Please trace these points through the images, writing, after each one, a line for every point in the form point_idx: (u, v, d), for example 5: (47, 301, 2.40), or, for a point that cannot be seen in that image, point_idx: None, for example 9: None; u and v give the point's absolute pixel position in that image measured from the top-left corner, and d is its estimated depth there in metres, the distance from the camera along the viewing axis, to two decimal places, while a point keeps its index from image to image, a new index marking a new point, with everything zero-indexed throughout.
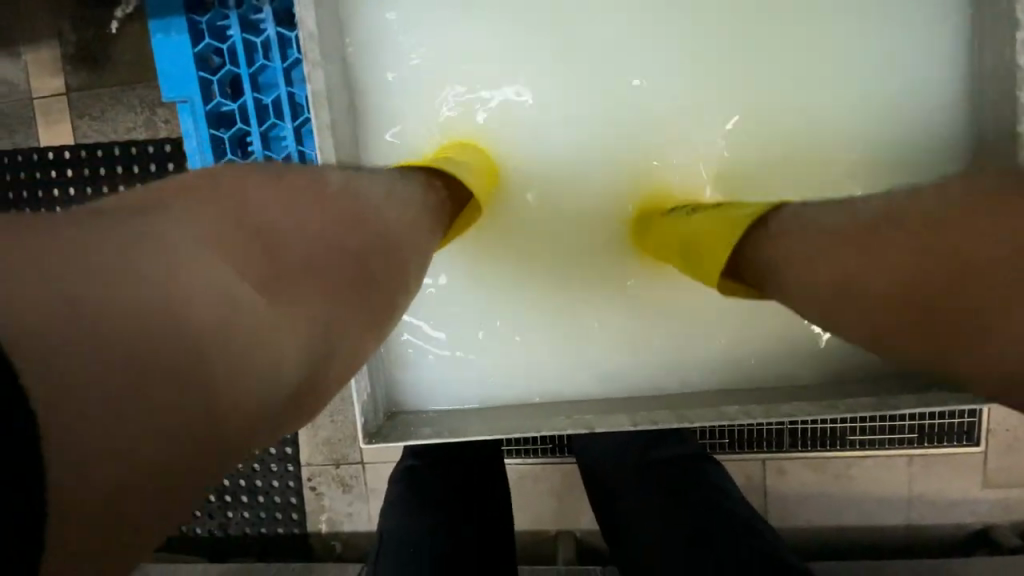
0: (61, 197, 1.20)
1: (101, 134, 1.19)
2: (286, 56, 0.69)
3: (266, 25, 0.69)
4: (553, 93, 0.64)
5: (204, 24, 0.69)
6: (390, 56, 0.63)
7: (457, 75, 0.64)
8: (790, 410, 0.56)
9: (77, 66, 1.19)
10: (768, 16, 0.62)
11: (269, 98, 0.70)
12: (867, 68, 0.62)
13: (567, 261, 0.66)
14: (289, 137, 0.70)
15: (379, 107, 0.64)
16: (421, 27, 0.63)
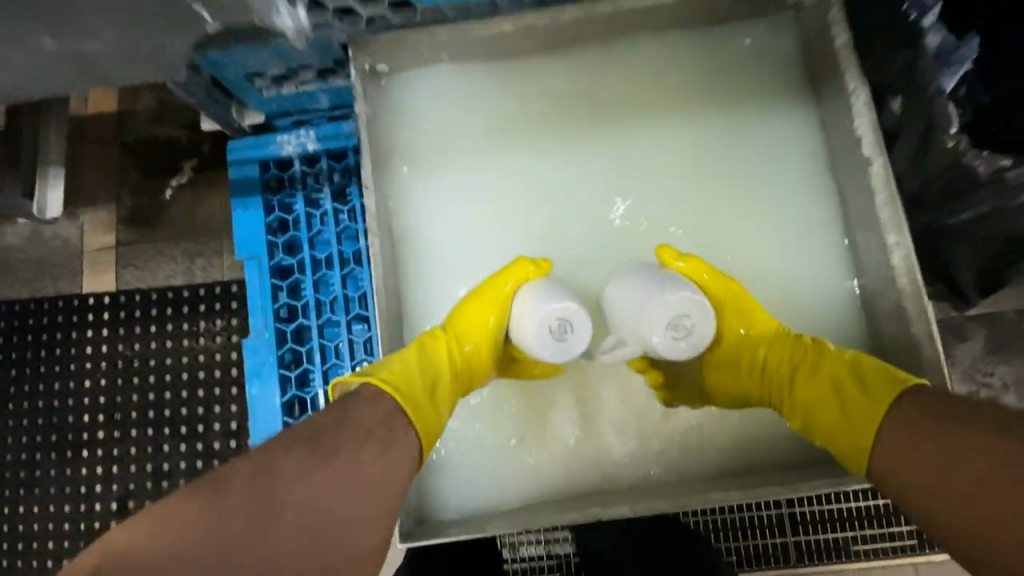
0: (94, 336, 1.33)
1: (141, 280, 1.36)
2: (338, 222, 0.89)
3: (324, 201, 0.90)
4: (552, 242, 0.79)
5: (276, 201, 0.90)
6: (424, 219, 0.80)
7: (478, 231, 0.80)
8: (765, 493, 0.65)
9: (130, 225, 1.40)
10: (709, 191, 0.78)
11: (322, 254, 0.89)
12: (794, 217, 0.78)
13: (570, 372, 0.78)
14: (337, 282, 0.88)
15: (411, 274, 0.80)
16: (447, 197, 0.80)
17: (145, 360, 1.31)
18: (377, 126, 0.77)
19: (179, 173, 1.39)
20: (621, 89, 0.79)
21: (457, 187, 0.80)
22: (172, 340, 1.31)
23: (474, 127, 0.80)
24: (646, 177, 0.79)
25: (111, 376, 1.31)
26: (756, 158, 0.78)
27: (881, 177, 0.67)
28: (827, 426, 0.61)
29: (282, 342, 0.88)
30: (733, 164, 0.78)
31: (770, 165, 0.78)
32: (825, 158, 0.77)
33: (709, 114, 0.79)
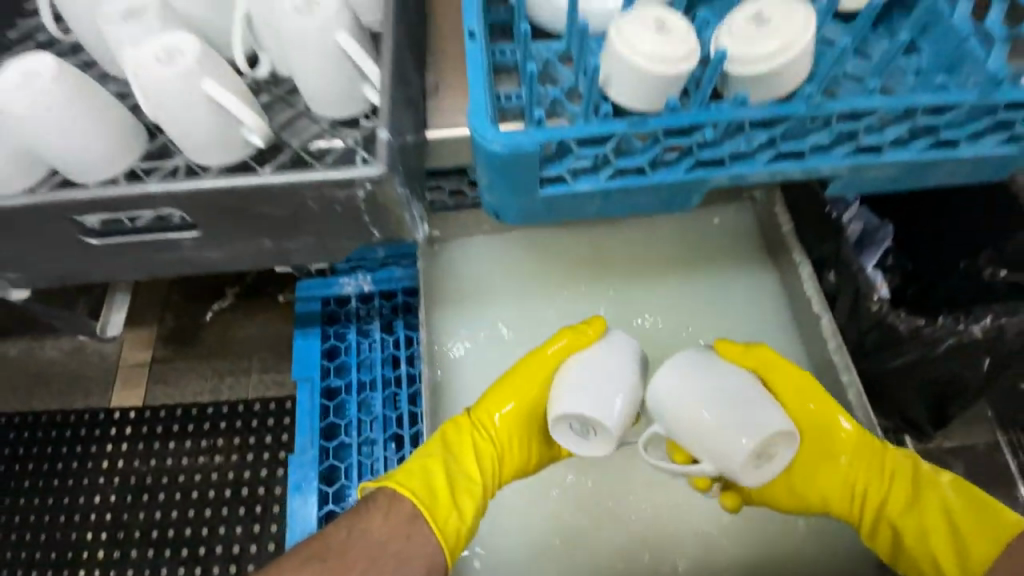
0: (112, 450, 1.39)
1: (170, 397, 1.45)
2: (384, 351, 1.06)
3: (373, 332, 1.07)
4: None
5: (331, 332, 1.07)
6: (461, 354, 0.95)
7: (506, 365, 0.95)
8: None
9: (167, 343, 1.51)
10: (695, 335, 0.95)
11: (367, 377, 1.04)
12: None
13: (587, 493, 0.87)
14: (378, 403, 1.01)
15: (451, 399, 0.93)
16: (480, 336, 0.96)
17: (158, 477, 1.36)
18: (429, 278, 0.97)
19: (221, 297, 1.53)
20: (621, 252, 1.00)
21: (490, 327, 0.96)
22: (190, 456, 1.38)
23: (505, 280, 0.99)
24: (643, 322, 0.96)
25: (121, 493, 1.35)
26: (733, 312, 0.96)
27: (829, 334, 0.87)
28: (913, 552, 0.72)
29: (325, 457, 0.98)
30: (715, 316, 0.96)
31: (745, 318, 0.96)
32: (788, 313, 0.96)
33: (692, 275, 0.99)
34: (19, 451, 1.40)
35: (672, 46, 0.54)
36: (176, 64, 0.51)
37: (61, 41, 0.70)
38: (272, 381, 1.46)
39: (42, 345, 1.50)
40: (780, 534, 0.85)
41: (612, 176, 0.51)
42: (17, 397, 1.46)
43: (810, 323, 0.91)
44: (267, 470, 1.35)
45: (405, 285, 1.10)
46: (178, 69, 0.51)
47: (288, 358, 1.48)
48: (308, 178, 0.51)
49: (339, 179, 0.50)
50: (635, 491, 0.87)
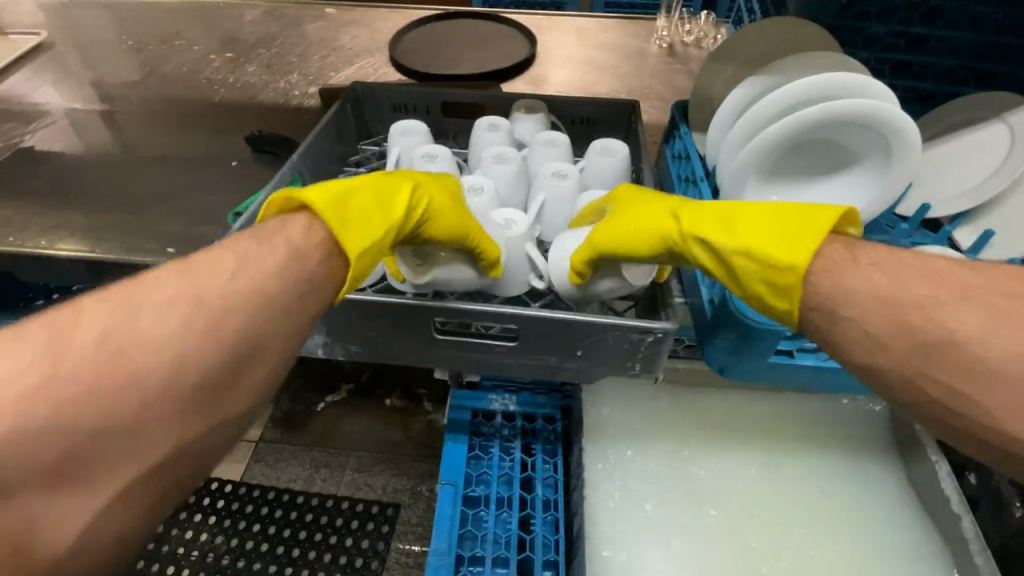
0: (199, 522, 1.44)
1: (268, 477, 1.54)
2: (525, 471, 1.15)
3: (516, 452, 1.17)
4: (708, 532, 0.98)
5: (477, 442, 1.19)
6: (604, 485, 1.03)
7: (647, 506, 1.01)
8: None
9: (280, 425, 1.64)
10: (826, 513, 1.00)
11: (506, 494, 1.12)
12: (901, 561, 0.95)
13: None
14: (514, 522, 1.07)
15: (597, 534, 0.98)
16: (623, 471, 1.04)
17: (234, 559, 1.38)
18: (591, 412, 1.10)
19: (335, 393, 1.70)
20: (759, 421, 1.10)
21: (633, 463, 1.05)
22: (270, 541, 1.40)
23: (650, 423, 1.10)
24: (775, 492, 1.02)
25: (197, 569, 1.37)
26: (862, 502, 1.01)
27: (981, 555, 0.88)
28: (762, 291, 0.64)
29: (457, 566, 1.03)
30: (848, 502, 1.01)
31: (877, 511, 1.00)
32: (917, 518, 0.99)
33: (821, 454, 1.06)
34: None
35: None
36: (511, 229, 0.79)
37: None
38: (363, 484, 1.52)
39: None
40: None
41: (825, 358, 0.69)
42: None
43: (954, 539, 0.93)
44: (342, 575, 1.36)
45: (546, 411, 1.22)
46: (513, 232, 0.79)
47: (384, 462, 1.56)
48: (613, 322, 0.64)
49: (636, 327, 0.64)
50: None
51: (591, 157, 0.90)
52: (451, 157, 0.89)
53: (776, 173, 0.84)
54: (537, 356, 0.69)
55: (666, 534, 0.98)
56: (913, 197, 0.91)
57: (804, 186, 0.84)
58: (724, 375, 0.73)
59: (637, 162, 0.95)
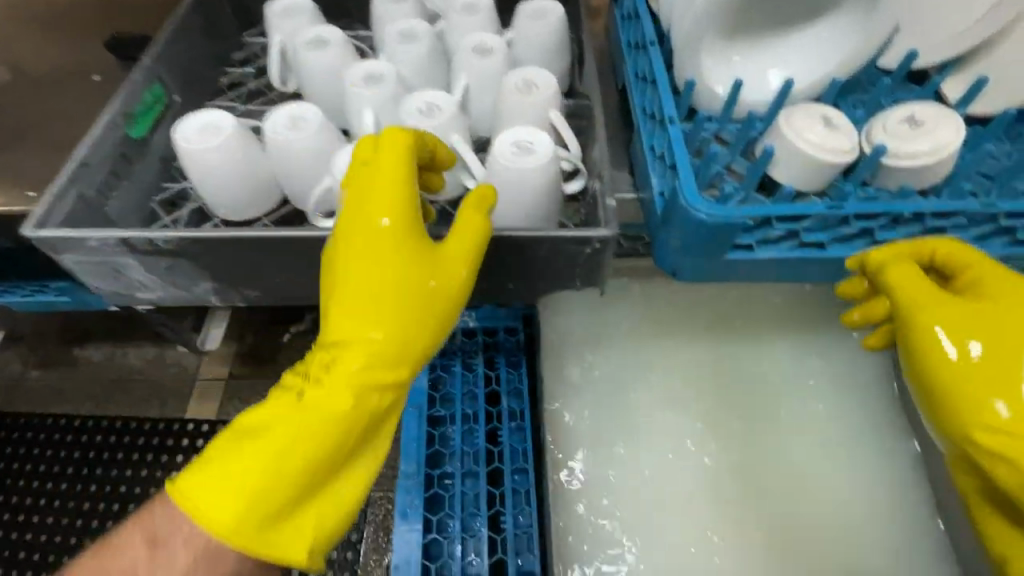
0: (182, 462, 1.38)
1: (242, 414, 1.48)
2: (488, 386, 1.11)
3: (478, 367, 1.12)
4: (674, 424, 0.97)
5: (438, 363, 1.14)
6: (566, 390, 1.00)
7: (610, 407, 0.99)
8: None
9: (245, 362, 1.55)
10: (794, 393, 0.99)
11: (470, 409, 1.09)
12: (861, 431, 0.96)
13: (690, 537, 0.90)
14: (482, 437, 1.06)
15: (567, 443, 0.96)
16: (589, 375, 1.01)
17: None
18: (549, 325, 1.03)
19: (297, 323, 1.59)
20: (728, 310, 1.05)
21: (598, 367, 1.02)
22: None
23: (615, 323, 1.04)
24: (743, 379, 1.00)
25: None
26: (830, 381, 1.00)
27: None
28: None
29: (430, 484, 1.02)
30: (815, 380, 1.00)
31: (844, 384, 1.00)
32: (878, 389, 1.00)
33: (787, 336, 1.03)
34: None
35: (838, 140, 0.62)
36: (435, 116, 0.63)
37: (278, 93, 0.77)
38: None
39: (124, 353, 1.53)
40: None
41: (794, 246, 0.59)
42: (96, 400, 1.48)
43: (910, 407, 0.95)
44: None
45: (508, 323, 1.15)
46: (437, 118, 0.62)
47: None
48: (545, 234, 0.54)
49: (574, 237, 0.54)
50: (733, 541, 0.90)
51: (520, 24, 0.73)
52: (345, 40, 0.72)
53: (733, 29, 0.69)
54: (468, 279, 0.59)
55: (634, 432, 0.97)
56: (900, 42, 0.76)
57: (772, 42, 0.71)
58: (677, 277, 0.63)
59: (577, 29, 0.79)
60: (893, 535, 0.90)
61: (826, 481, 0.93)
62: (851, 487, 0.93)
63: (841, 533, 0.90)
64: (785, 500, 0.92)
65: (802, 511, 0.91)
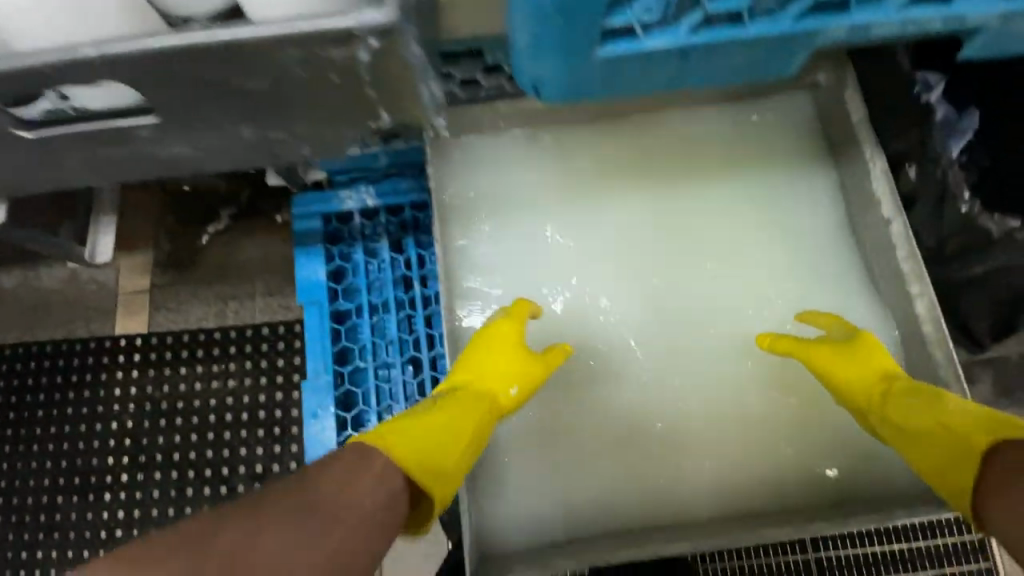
0: (122, 378, 1.25)
1: (175, 323, 1.28)
2: (395, 271, 0.95)
3: (382, 252, 0.96)
4: (615, 285, 0.86)
5: (336, 252, 0.96)
6: (477, 261, 0.87)
7: (536, 273, 0.86)
8: (854, 523, 0.67)
9: (167, 268, 1.32)
10: (741, 238, 0.87)
11: (379, 299, 0.94)
12: (814, 269, 0.87)
13: (630, 402, 0.82)
14: (394, 325, 0.93)
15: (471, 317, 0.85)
16: (503, 240, 0.87)
17: (173, 403, 1.23)
18: (438, 184, 0.86)
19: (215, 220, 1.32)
20: (669, 152, 0.89)
21: (519, 234, 0.87)
22: (202, 380, 1.24)
23: (530, 180, 0.88)
24: (676, 231, 0.87)
25: (142, 418, 1.23)
26: (782, 217, 0.88)
27: (900, 243, 0.79)
28: (933, 462, 0.61)
29: (340, 383, 0.92)
30: (763, 220, 0.88)
31: (798, 219, 0.88)
32: (832, 222, 0.88)
33: (730, 175, 0.89)
34: (18, 382, 1.26)
35: None
36: None
37: None
38: (281, 305, 1.27)
39: (35, 273, 1.31)
40: (850, 438, 0.80)
41: (699, 27, 0.43)
42: (19, 329, 1.29)
43: (876, 237, 0.84)
44: (282, 394, 1.23)
45: (414, 199, 0.95)
46: None
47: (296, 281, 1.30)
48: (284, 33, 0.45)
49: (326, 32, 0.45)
50: (668, 400, 0.82)
51: None
52: None
53: None
54: (221, 127, 0.55)
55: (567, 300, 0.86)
56: None
57: None
58: (542, 97, 0.48)
59: None
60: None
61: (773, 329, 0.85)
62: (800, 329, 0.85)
63: (794, 381, 0.82)
64: (719, 355, 0.84)
65: (745, 363, 0.83)
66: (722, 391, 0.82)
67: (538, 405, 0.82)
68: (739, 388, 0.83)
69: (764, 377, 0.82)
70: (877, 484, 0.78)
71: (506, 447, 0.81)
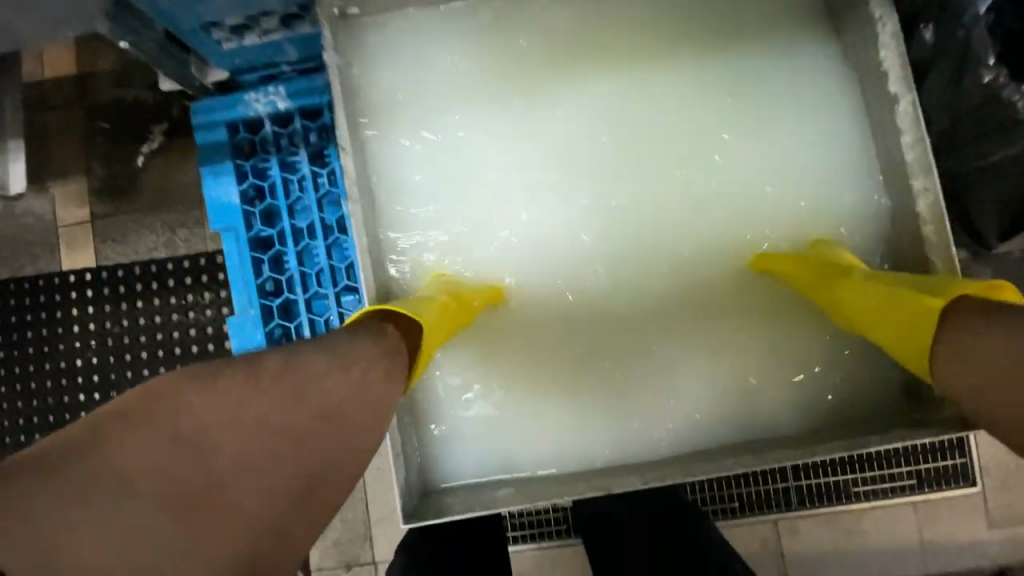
0: (78, 315, 1.10)
1: (122, 256, 1.11)
2: (318, 187, 0.82)
3: (301, 165, 0.82)
4: (569, 186, 0.74)
5: (248, 167, 0.82)
6: (404, 166, 0.75)
7: (476, 178, 0.75)
8: (826, 451, 0.60)
9: (104, 195, 1.13)
10: (716, 124, 0.74)
11: (303, 223, 0.82)
12: (806, 155, 0.74)
13: (587, 317, 0.74)
14: (322, 253, 0.82)
15: (400, 235, 0.75)
16: (432, 138, 0.75)
17: (135, 337, 1.08)
18: (350, 77, 0.72)
19: (149, 138, 1.12)
20: (630, 22, 0.74)
21: (454, 132, 0.75)
22: (163, 313, 1.08)
23: (459, 68, 0.75)
24: (636, 126, 0.74)
25: (103, 355, 1.09)
26: (771, 94, 0.74)
27: (906, 118, 0.65)
28: (892, 339, 0.55)
29: (269, 318, 0.82)
30: (743, 100, 0.74)
31: (786, 95, 0.74)
32: (831, 99, 0.74)
33: (703, 48, 0.74)
34: None
35: None
36: None
37: None
38: None
39: None
40: (833, 352, 0.72)
41: None
42: None
43: (881, 117, 0.69)
44: None
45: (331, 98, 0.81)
46: None
47: None
48: None
49: None
50: (627, 318, 0.74)
51: None
52: None
53: None
54: None
55: (515, 207, 0.75)
56: None
57: None
58: None
59: None
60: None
61: (752, 229, 0.74)
62: (783, 228, 0.74)
63: (770, 295, 0.73)
64: (683, 268, 0.74)
65: (712, 276, 0.74)
66: (687, 307, 0.73)
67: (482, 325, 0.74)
68: (706, 304, 0.74)
69: (740, 290, 0.74)
70: (858, 399, 0.71)
71: (445, 377, 0.74)
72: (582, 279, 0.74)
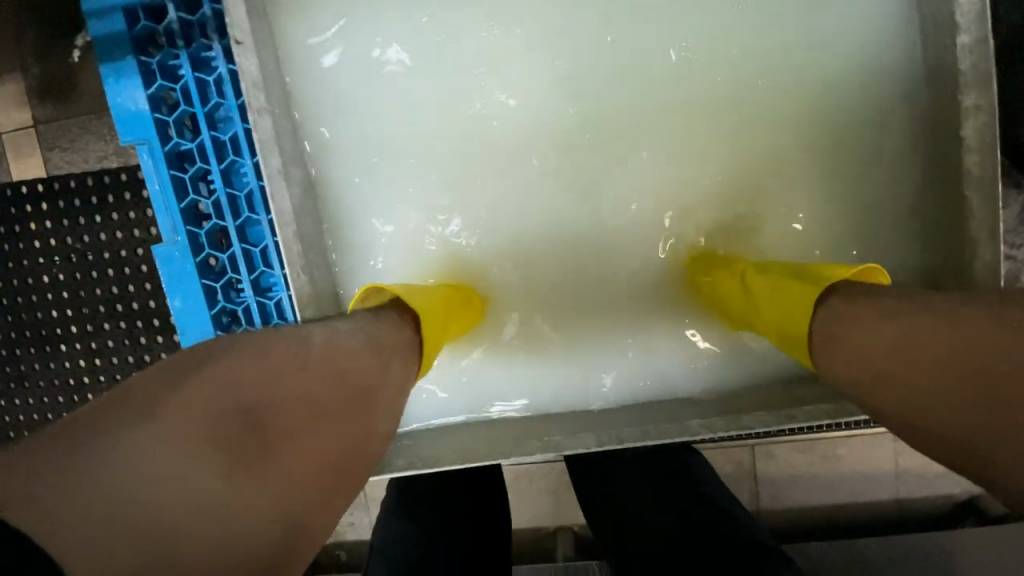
0: (36, 230, 0.95)
1: (73, 167, 0.94)
2: (239, 91, 0.69)
3: (217, 63, 0.69)
4: (536, 91, 0.64)
5: (155, 64, 0.69)
6: (330, 60, 0.63)
7: (434, 80, 0.64)
8: (804, 416, 0.54)
9: (45, 95, 0.94)
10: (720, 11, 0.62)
11: (227, 135, 0.71)
12: (824, 58, 0.62)
13: (558, 235, 0.66)
14: (250, 173, 0.71)
15: (332, 151, 0.65)
16: (371, 30, 0.63)
17: (99, 255, 0.93)
18: None
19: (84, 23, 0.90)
20: None
21: (397, 22, 0.63)
22: (126, 228, 0.92)
23: None
24: (614, 24, 0.63)
25: (69, 274, 0.94)
26: None
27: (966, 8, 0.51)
28: (771, 327, 0.53)
29: (199, 248, 0.73)
30: None
31: None
32: None
33: None
34: None
35: None
36: None
37: None
38: None
39: None
40: None
41: None
42: None
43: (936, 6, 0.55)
44: None
45: None
46: None
47: None
48: None
49: None
50: (596, 245, 0.66)
51: None
52: None
53: None
54: None
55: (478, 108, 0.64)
56: None
57: None
58: None
59: None
60: (809, 225, 0.64)
61: (752, 141, 0.64)
62: (787, 142, 0.63)
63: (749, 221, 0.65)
64: (655, 192, 0.65)
65: (690, 206, 0.65)
66: (661, 236, 0.66)
67: (422, 254, 0.66)
68: (680, 231, 0.65)
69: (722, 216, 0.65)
70: None
71: None
72: (548, 196, 0.66)
